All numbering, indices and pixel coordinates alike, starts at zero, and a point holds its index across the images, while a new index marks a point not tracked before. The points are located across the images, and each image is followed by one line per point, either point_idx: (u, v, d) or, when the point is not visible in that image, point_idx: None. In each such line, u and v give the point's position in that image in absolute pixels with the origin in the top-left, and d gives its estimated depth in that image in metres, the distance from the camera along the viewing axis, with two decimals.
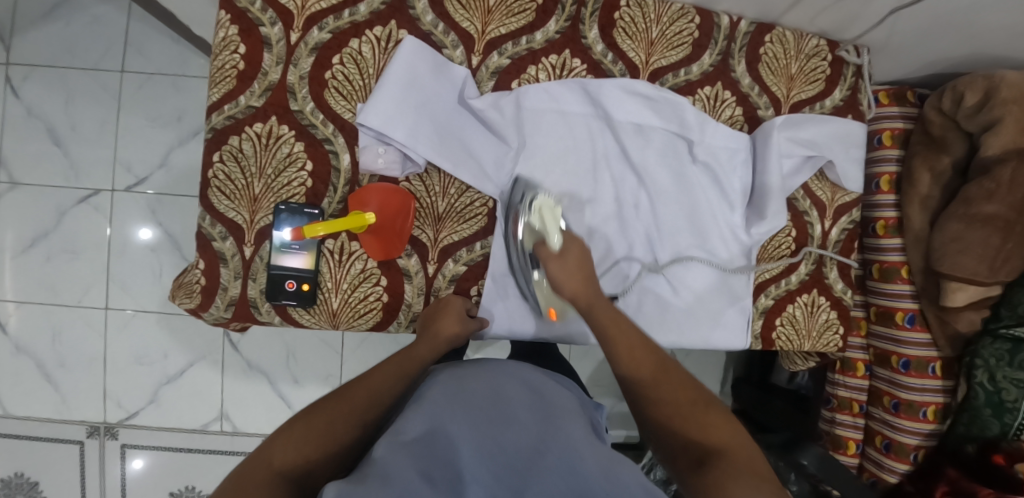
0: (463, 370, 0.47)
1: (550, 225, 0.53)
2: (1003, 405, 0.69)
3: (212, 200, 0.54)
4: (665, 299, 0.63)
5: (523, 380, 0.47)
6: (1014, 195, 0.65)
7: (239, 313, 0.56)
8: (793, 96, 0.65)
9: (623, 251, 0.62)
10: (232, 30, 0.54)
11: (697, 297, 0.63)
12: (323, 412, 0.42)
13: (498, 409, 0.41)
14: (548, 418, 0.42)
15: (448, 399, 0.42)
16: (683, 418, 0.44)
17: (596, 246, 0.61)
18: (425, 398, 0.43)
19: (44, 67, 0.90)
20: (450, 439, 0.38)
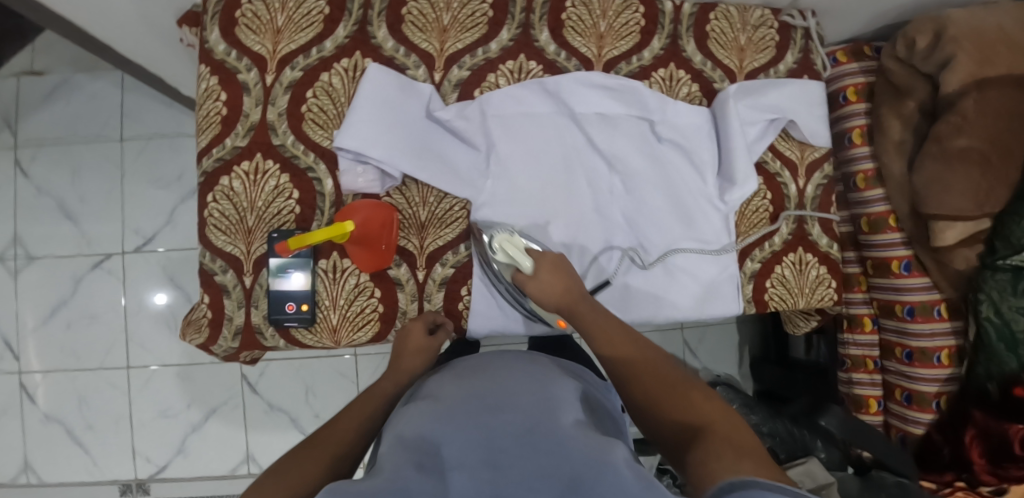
0: (461, 383, 0.47)
1: (516, 254, 0.55)
2: (1014, 338, 0.68)
3: (211, 237, 0.58)
4: (655, 277, 0.63)
5: (516, 371, 0.49)
6: (981, 126, 0.66)
7: (246, 341, 0.59)
8: (746, 66, 0.68)
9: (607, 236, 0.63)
10: (213, 81, 0.59)
11: (686, 270, 0.64)
12: (307, 449, 0.44)
13: (487, 399, 0.43)
14: (539, 400, 0.43)
15: (444, 400, 0.45)
16: (664, 397, 0.43)
17: (580, 235, 0.62)
18: (423, 400, 0.46)
19: (51, 146, 0.97)
20: (442, 426, 0.40)
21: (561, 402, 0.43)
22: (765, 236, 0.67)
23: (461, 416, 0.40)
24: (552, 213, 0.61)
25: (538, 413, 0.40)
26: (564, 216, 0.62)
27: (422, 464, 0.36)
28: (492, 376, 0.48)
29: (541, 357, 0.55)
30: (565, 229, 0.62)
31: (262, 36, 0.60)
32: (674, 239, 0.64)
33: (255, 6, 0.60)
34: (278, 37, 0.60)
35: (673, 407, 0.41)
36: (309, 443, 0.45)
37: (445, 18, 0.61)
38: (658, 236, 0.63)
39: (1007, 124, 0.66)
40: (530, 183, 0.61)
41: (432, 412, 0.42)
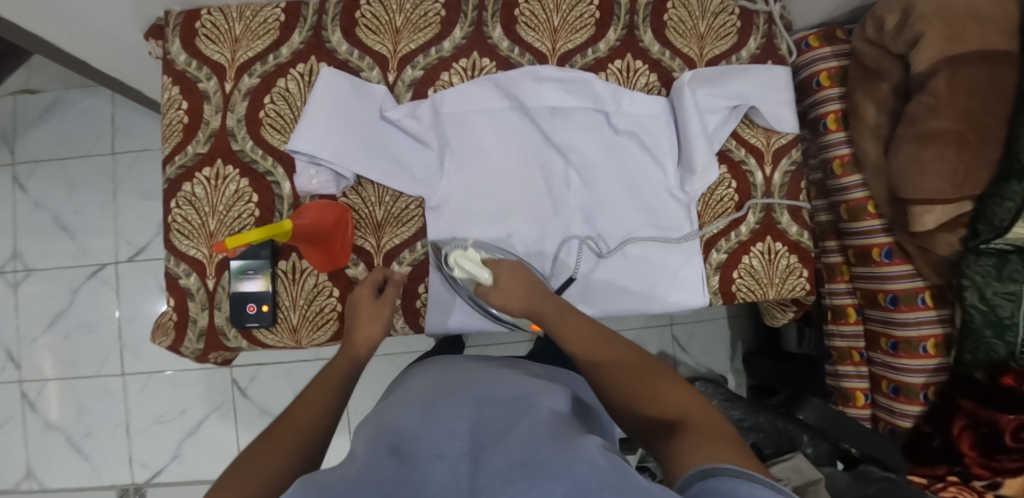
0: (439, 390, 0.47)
1: (472, 268, 0.55)
2: (1002, 323, 0.66)
3: (174, 242, 0.60)
4: (615, 270, 0.63)
5: (498, 379, 0.49)
6: (955, 106, 0.64)
7: (210, 342, 0.60)
8: (706, 54, 0.67)
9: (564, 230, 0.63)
10: (175, 91, 0.61)
11: (646, 262, 0.63)
12: (265, 447, 0.43)
13: (464, 401, 0.43)
14: (517, 405, 0.42)
15: (419, 400, 0.46)
16: (634, 390, 0.43)
17: (537, 230, 0.62)
18: (400, 403, 0.47)
19: (47, 161, 1.01)
20: (418, 421, 0.40)
21: (537, 405, 0.43)
22: (731, 226, 0.65)
23: (439, 411, 0.41)
24: (508, 208, 0.61)
25: (516, 415, 0.40)
26: (521, 211, 0.62)
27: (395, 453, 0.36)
28: (473, 383, 0.48)
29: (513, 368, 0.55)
30: (523, 224, 0.62)
31: (221, 45, 0.62)
32: (634, 230, 0.63)
33: (214, 17, 0.62)
34: (235, 45, 0.62)
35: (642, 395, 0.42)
36: (268, 438, 0.45)
37: (398, 20, 0.62)
38: (618, 228, 0.63)
39: (984, 101, 0.64)
40: (484, 180, 0.61)
41: (407, 413, 0.43)
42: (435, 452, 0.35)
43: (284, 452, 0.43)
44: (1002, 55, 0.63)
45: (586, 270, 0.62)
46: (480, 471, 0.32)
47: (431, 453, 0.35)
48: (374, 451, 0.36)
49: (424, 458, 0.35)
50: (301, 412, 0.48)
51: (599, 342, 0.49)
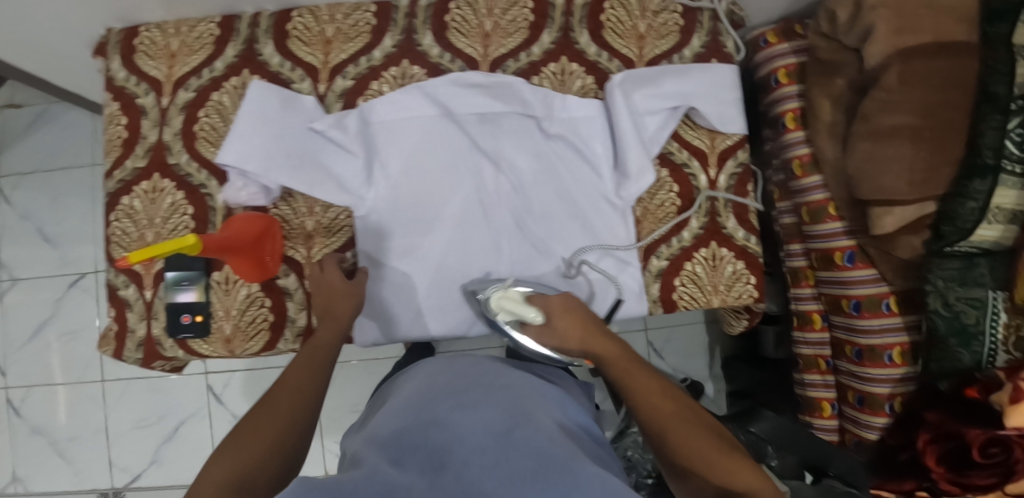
0: (451, 389, 0.48)
1: (519, 310, 0.57)
2: (966, 331, 0.62)
3: (114, 254, 0.61)
4: (544, 276, 0.62)
5: (497, 384, 0.50)
6: (909, 100, 0.61)
7: (148, 352, 0.62)
8: (646, 54, 0.65)
9: (497, 238, 0.62)
10: (115, 107, 0.63)
11: (577, 267, 0.62)
12: (237, 454, 0.42)
13: (462, 403, 0.44)
14: (514, 410, 0.43)
15: (417, 405, 0.46)
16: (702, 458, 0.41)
17: (469, 238, 0.62)
18: (398, 410, 0.47)
19: (31, 174, 1.05)
20: (420, 428, 0.41)
21: (535, 414, 0.44)
22: (672, 232, 0.63)
23: (444, 417, 0.42)
24: (440, 217, 0.61)
25: (513, 420, 0.41)
26: (452, 220, 0.61)
27: (398, 462, 0.37)
28: (473, 385, 0.49)
29: (510, 367, 0.56)
30: (455, 233, 0.61)
31: (159, 61, 0.63)
32: (569, 237, 0.62)
33: (152, 33, 0.63)
34: (172, 61, 0.63)
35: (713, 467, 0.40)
36: (240, 440, 0.44)
37: (329, 30, 0.63)
38: (552, 235, 0.62)
39: (941, 95, 0.60)
40: (415, 189, 0.61)
41: (405, 421, 0.43)
42: (435, 463, 0.36)
43: (261, 468, 0.42)
44: (960, 46, 0.60)
45: (518, 278, 0.62)
46: (479, 482, 0.33)
47: (438, 462, 0.36)
48: (375, 458, 0.37)
49: (425, 469, 0.35)
50: (275, 413, 0.46)
51: (661, 395, 0.46)
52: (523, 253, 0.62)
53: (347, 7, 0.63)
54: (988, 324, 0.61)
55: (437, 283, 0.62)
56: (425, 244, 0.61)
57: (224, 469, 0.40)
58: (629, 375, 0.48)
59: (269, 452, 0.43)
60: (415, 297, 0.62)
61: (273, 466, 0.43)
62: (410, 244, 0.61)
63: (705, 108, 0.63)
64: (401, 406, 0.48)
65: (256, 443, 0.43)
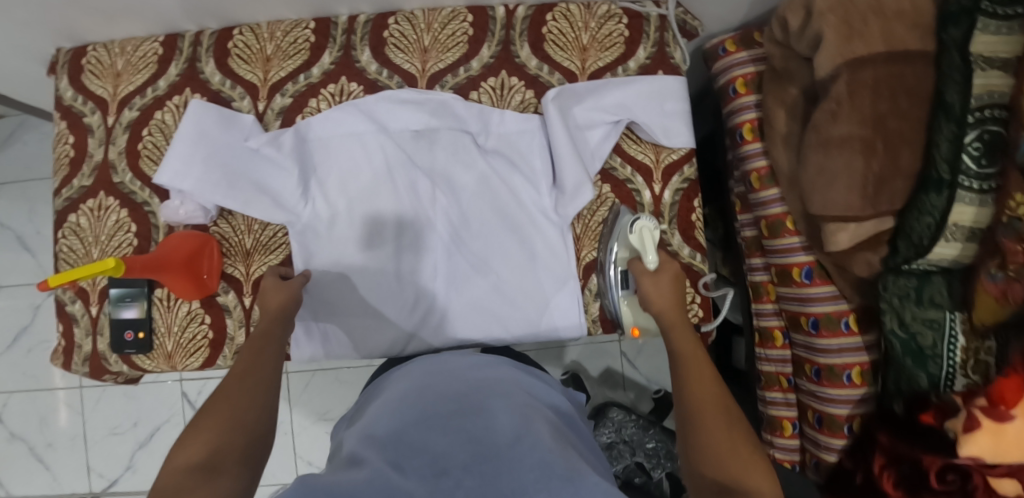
0: (445, 384, 0.51)
1: (649, 246, 0.54)
2: (922, 352, 0.59)
3: (62, 270, 0.63)
4: (477, 292, 0.62)
5: (499, 381, 0.53)
6: (858, 110, 0.58)
7: (94, 367, 0.63)
8: (589, 66, 0.63)
9: (432, 255, 0.62)
10: (63, 126, 0.64)
11: (512, 283, 0.62)
12: (209, 434, 0.40)
13: (464, 404, 0.47)
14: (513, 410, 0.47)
15: (417, 400, 0.49)
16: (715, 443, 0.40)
17: (405, 255, 0.61)
18: (392, 404, 0.50)
19: (10, 184, 1.08)
20: (421, 429, 0.44)
21: (528, 414, 0.48)
22: None
23: (443, 418, 0.45)
24: (374, 234, 0.61)
25: (516, 422, 0.45)
26: (386, 237, 0.61)
27: (396, 463, 0.40)
28: (475, 384, 0.52)
29: (513, 369, 0.58)
30: (390, 249, 0.61)
31: (104, 80, 0.64)
32: (506, 254, 0.62)
33: (98, 53, 0.64)
34: (117, 80, 0.64)
35: (730, 461, 0.39)
36: (208, 419, 0.42)
37: (269, 48, 0.63)
38: (488, 250, 0.62)
39: (893, 103, 0.58)
40: (350, 206, 0.61)
41: (403, 418, 0.46)
42: (436, 468, 0.39)
43: (236, 446, 0.40)
44: (911, 53, 0.57)
45: (453, 295, 0.62)
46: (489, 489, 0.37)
47: (438, 468, 0.39)
48: (375, 459, 0.40)
49: (426, 475, 0.39)
50: (231, 395, 0.44)
51: (712, 383, 0.45)
52: (458, 271, 0.62)
53: (288, 24, 0.63)
54: (945, 348, 0.58)
55: (373, 297, 0.62)
56: (358, 262, 0.61)
57: (196, 447, 0.39)
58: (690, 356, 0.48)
59: (232, 430, 0.41)
60: (351, 313, 0.62)
61: (244, 443, 0.41)
62: (343, 261, 0.61)
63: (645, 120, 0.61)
64: (399, 398, 0.51)
65: (216, 423, 0.41)
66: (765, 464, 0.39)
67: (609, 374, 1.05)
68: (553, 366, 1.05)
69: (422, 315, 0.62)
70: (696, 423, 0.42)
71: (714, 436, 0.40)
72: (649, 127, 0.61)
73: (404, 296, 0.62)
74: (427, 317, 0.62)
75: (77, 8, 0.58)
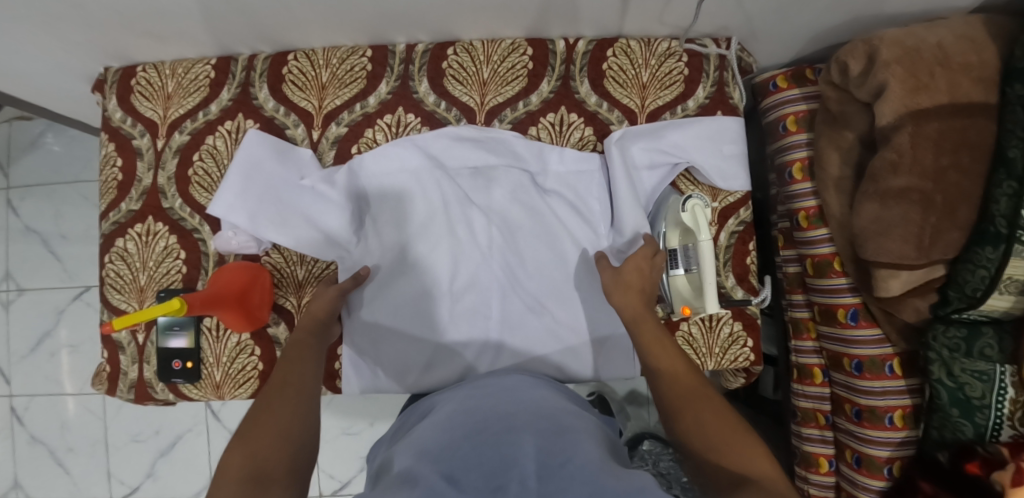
0: (479, 403, 0.47)
1: (702, 223, 0.56)
2: (970, 403, 0.60)
3: (108, 296, 0.62)
4: (531, 331, 0.62)
5: (537, 400, 0.48)
6: (919, 163, 0.59)
7: (139, 394, 0.62)
8: (648, 104, 0.63)
9: (481, 293, 0.61)
10: (111, 147, 0.63)
11: (566, 324, 0.62)
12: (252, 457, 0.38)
13: (502, 422, 0.43)
14: (551, 429, 0.42)
15: (460, 416, 0.45)
16: (705, 428, 0.40)
17: (458, 293, 0.61)
18: (440, 421, 0.46)
19: (39, 186, 1.08)
20: (470, 445, 0.40)
21: (580, 432, 0.43)
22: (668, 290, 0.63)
23: (486, 436, 0.41)
24: (425, 271, 0.60)
25: (568, 441, 0.40)
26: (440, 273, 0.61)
27: (451, 477, 0.37)
28: (521, 403, 0.47)
29: (558, 396, 0.52)
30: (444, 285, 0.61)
31: (154, 102, 0.63)
32: (559, 293, 0.61)
33: (148, 73, 0.63)
34: (168, 102, 0.63)
35: (720, 441, 0.39)
36: (250, 433, 0.41)
37: (324, 75, 0.62)
38: (542, 289, 0.61)
39: (954, 157, 0.57)
40: (402, 241, 0.60)
41: (443, 436, 0.42)
42: (493, 484, 0.36)
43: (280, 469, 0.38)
44: (975, 108, 0.57)
45: (505, 333, 0.62)
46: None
47: (497, 485, 0.36)
48: (427, 473, 0.36)
49: (484, 492, 0.35)
50: (268, 422, 0.42)
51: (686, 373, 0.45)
52: (508, 311, 0.62)
53: (344, 51, 0.62)
54: (994, 399, 0.59)
55: (426, 335, 0.61)
56: (411, 301, 0.60)
57: (239, 467, 0.37)
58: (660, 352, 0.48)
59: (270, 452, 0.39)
60: (399, 350, 0.61)
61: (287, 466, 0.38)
62: (396, 297, 0.61)
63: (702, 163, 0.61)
64: (445, 419, 0.46)
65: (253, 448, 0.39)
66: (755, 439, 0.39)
67: (634, 397, 1.05)
68: (580, 387, 1.06)
69: (475, 354, 0.61)
70: (684, 422, 0.41)
71: (713, 433, 0.39)
72: (705, 171, 0.61)
73: (452, 335, 0.61)
74: (481, 355, 0.61)
75: (133, 32, 0.57)
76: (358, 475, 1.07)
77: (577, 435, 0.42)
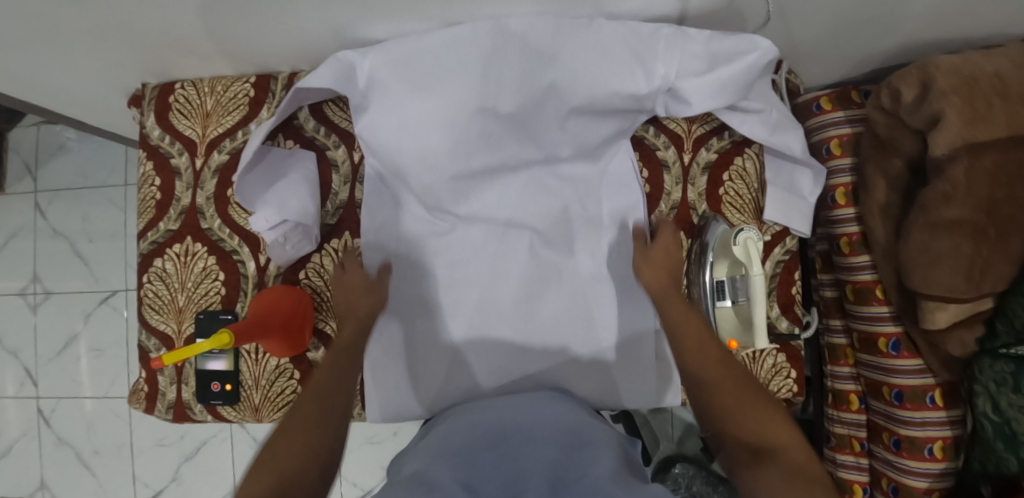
0: (488, 414, 0.49)
1: (755, 257, 0.55)
2: (1015, 438, 0.56)
3: (147, 316, 0.61)
4: (560, 246, 0.62)
5: (563, 412, 0.49)
6: (974, 194, 0.57)
7: (177, 415, 0.62)
8: (695, 130, 0.62)
9: (513, 254, 0.62)
10: (149, 166, 0.62)
11: (600, 243, 0.62)
12: None
13: (521, 434, 0.43)
14: (570, 444, 0.42)
15: (481, 426, 0.47)
16: (735, 408, 0.46)
17: (474, 254, 0.62)
18: (456, 429, 0.47)
19: (65, 190, 1.09)
20: (494, 456, 0.40)
21: (596, 439, 0.43)
22: None
23: (503, 452, 0.41)
24: (452, 190, 0.58)
25: (574, 457, 0.40)
26: (470, 254, 0.62)
27: (468, 484, 0.37)
28: (519, 423, 0.46)
29: (570, 406, 0.52)
30: (491, 193, 0.61)
31: (193, 120, 0.62)
32: (596, 243, 0.62)
33: (187, 91, 0.62)
34: (206, 120, 0.62)
35: (750, 424, 0.45)
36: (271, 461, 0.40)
37: None
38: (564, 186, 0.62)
39: (1008, 191, 0.56)
40: (457, 189, 0.59)
41: (464, 443, 0.43)
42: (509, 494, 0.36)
43: None
44: None
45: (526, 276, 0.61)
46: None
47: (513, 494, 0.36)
48: (445, 476, 0.37)
49: None
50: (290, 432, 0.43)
51: (726, 374, 0.49)
52: (540, 222, 0.61)
53: None
54: None
55: (472, 284, 0.62)
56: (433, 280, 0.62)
57: None
58: (715, 358, 0.50)
59: None
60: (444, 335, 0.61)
61: None
62: (420, 249, 0.62)
63: (694, 105, 0.55)
64: (459, 429, 0.47)
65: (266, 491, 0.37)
66: (783, 419, 0.45)
67: (659, 409, 1.04)
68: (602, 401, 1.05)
69: (493, 319, 0.62)
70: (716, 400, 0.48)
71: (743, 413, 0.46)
72: (664, 100, 0.57)
73: (515, 236, 0.62)
74: (502, 323, 0.62)
75: (175, 51, 0.57)
76: (380, 484, 1.07)
77: (596, 448, 0.41)
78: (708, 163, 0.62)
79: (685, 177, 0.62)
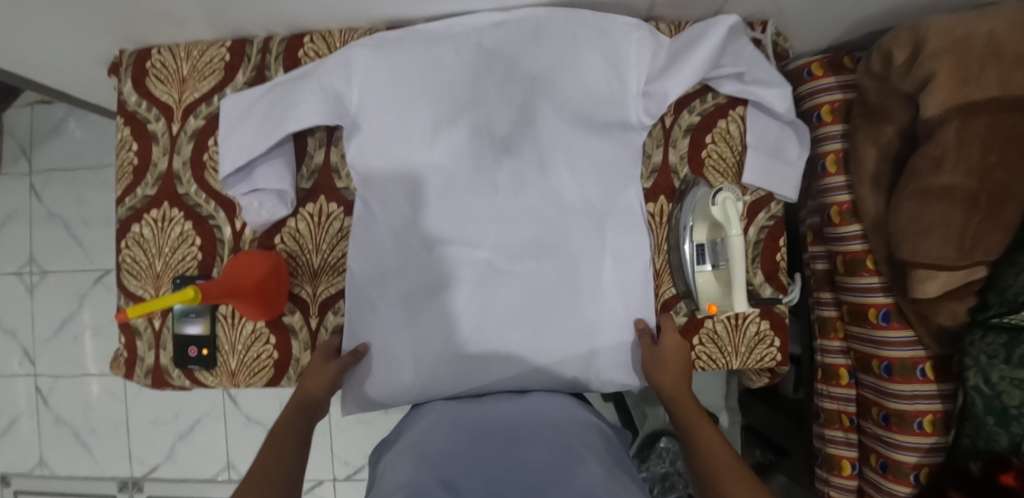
0: (471, 413, 0.48)
1: (733, 217, 0.54)
2: (1006, 413, 0.54)
3: (125, 281, 0.62)
4: (544, 220, 0.60)
5: (547, 410, 0.48)
6: (966, 160, 0.54)
7: (156, 380, 0.62)
8: (677, 92, 0.61)
9: (499, 249, 0.59)
10: (126, 132, 0.62)
11: (582, 214, 0.59)
12: None
13: (507, 433, 0.43)
14: (555, 440, 0.42)
15: (466, 425, 0.45)
16: None
17: (459, 250, 0.59)
18: (442, 426, 0.45)
19: (59, 171, 1.10)
20: (478, 455, 0.40)
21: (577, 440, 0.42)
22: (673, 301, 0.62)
23: (489, 451, 0.40)
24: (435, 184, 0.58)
25: (559, 456, 0.39)
26: (455, 246, 0.59)
27: (449, 482, 0.36)
28: (503, 427, 0.45)
29: (563, 402, 0.51)
30: (479, 175, 0.59)
31: (169, 86, 0.62)
32: (586, 224, 0.59)
33: (163, 56, 0.62)
34: (182, 86, 0.62)
35: None
36: None
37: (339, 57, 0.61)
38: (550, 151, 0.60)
39: (1003, 155, 0.53)
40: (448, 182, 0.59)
41: (452, 442, 0.42)
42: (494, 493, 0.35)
43: None
44: None
45: (508, 264, 0.60)
46: None
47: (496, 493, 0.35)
48: (425, 478, 0.36)
49: None
50: None
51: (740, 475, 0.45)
52: (523, 198, 0.59)
53: (361, 33, 0.61)
54: None
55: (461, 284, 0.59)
56: (415, 277, 0.59)
57: None
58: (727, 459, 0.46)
59: None
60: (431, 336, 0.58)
61: None
62: (398, 228, 0.59)
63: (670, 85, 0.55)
64: (439, 425, 0.46)
65: None
66: None
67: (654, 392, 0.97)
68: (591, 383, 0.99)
69: (477, 319, 0.59)
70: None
71: None
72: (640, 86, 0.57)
73: (494, 216, 0.59)
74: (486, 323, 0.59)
75: (147, 17, 0.57)
76: None
77: (580, 441, 0.42)
78: (690, 126, 0.61)
79: (667, 139, 0.61)
